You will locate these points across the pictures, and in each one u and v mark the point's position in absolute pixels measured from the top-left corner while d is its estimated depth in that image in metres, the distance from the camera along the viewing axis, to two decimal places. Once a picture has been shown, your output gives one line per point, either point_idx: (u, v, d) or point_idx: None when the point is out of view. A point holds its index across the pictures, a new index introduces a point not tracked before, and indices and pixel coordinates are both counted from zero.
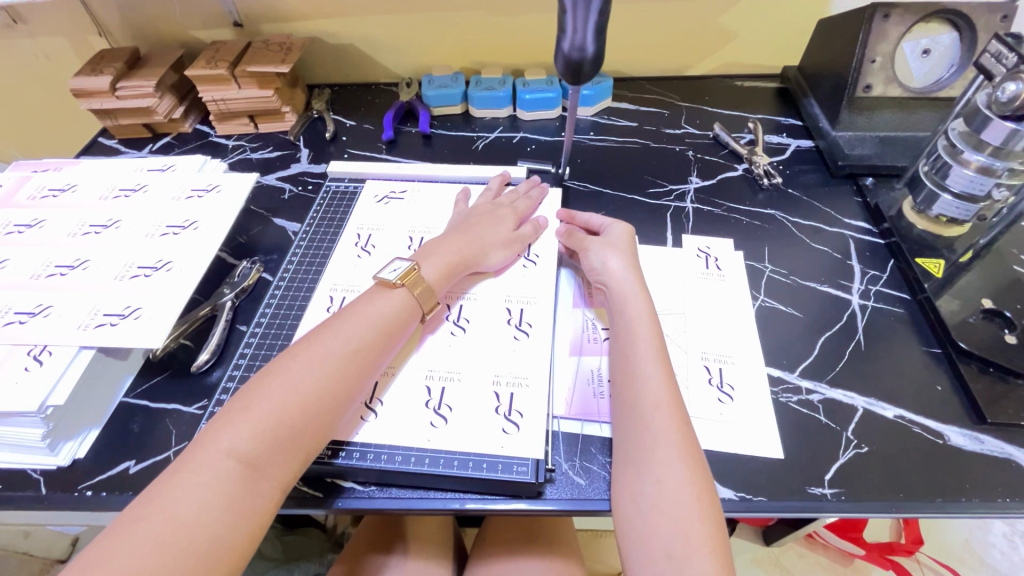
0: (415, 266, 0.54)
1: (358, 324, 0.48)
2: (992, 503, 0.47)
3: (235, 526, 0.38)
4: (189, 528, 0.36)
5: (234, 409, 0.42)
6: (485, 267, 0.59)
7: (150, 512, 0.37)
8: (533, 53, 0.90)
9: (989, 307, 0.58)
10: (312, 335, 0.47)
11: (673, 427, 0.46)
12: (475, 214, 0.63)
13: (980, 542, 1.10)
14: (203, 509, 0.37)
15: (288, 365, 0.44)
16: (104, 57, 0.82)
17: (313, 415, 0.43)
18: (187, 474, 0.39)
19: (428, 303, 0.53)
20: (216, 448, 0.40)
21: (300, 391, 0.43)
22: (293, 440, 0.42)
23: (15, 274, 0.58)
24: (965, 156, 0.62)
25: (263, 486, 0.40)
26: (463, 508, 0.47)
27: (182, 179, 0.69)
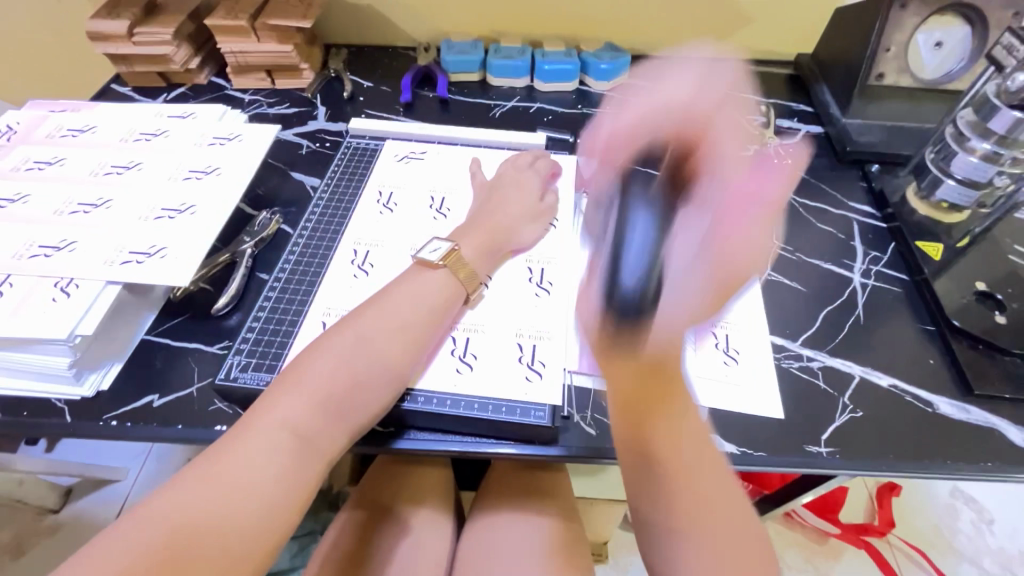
0: (456, 247, 0.55)
1: (401, 303, 0.50)
2: (975, 466, 0.50)
3: (285, 498, 0.40)
4: (242, 497, 0.38)
5: (287, 383, 0.44)
6: (518, 243, 0.61)
7: (199, 485, 0.38)
8: (552, 24, 0.90)
9: (982, 289, 0.61)
10: (357, 311, 0.49)
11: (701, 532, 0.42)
12: (501, 185, 0.65)
13: (947, 527, 1.15)
14: (257, 482, 0.39)
15: (336, 341, 0.47)
16: (121, 2, 0.81)
17: (363, 391, 0.45)
18: (240, 446, 0.40)
19: (469, 285, 0.54)
20: (270, 420, 0.42)
21: (349, 371, 0.45)
22: (344, 419, 0.44)
23: (38, 209, 0.58)
24: (970, 143, 0.65)
25: (312, 460, 0.42)
26: (478, 452, 0.50)
27: (203, 127, 0.69)
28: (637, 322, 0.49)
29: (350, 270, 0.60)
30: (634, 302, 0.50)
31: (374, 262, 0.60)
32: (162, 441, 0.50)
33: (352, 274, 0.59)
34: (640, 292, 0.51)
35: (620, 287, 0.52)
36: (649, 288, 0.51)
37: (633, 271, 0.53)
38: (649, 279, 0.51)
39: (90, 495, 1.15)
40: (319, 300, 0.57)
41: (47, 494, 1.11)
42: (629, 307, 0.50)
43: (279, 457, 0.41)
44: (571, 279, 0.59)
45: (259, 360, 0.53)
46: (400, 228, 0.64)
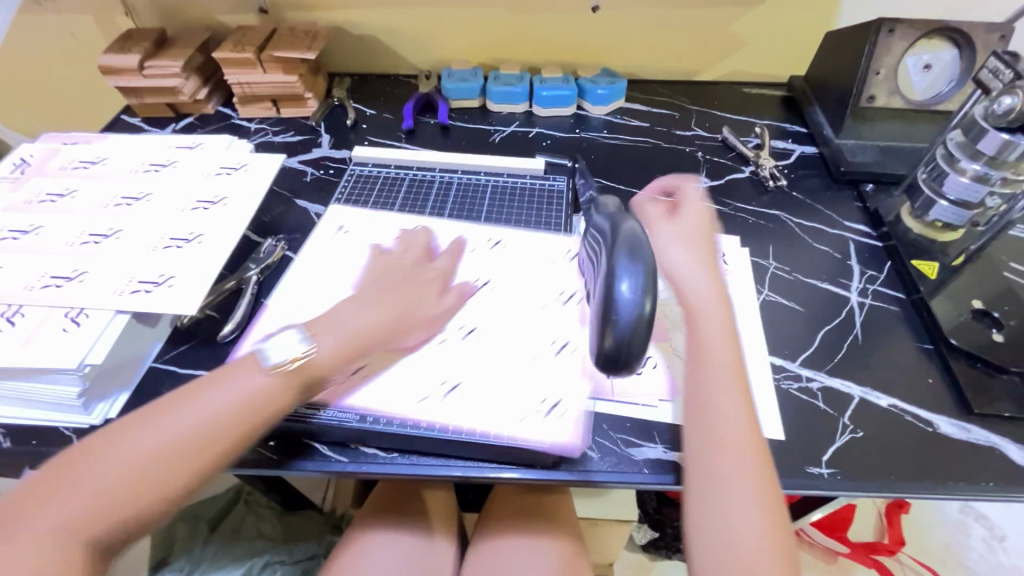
0: (306, 350, 0.48)
1: (359, 322, 0.51)
2: (978, 487, 0.50)
3: (122, 527, 0.40)
4: (75, 530, 0.38)
5: (148, 416, 0.43)
6: (400, 344, 0.54)
7: (37, 512, 0.38)
8: (549, 51, 0.92)
9: (978, 307, 0.62)
10: (316, 324, 0.50)
11: (753, 465, 0.44)
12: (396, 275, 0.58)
13: (959, 545, 1.14)
14: (84, 515, 0.39)
15: (221, 376, 0.46)
16: (132, 37, 0.84)
17: (237, 425, 0.44)
18: (67, 477, 0.39)
19: (310, 385, 0.48)
20: (120, 454, 0.41)
21: (222, 404, 0.44)
22: (219, 449, 0.43)
23: (50, 240, 0.60)
24: (961, 164, 0.66)
25: (146, 501, 0.40)
26: (480, 476, 0.50)
27: (210, 157, 0.71)
28: (628, 352, 0.43)
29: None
30: (629, 324, 0.43)
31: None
32: None
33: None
34: (636, 314, 0.43)
35: (614, 308, 0.43)
36: (647, 307, 0.43)
37: (626, 288, 0.44)
38: (646, 299, 0.43)
39: None
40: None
41: None
42: (623, 330, 0.43)
43: (122, 490, 0.40)
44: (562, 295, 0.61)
45: None
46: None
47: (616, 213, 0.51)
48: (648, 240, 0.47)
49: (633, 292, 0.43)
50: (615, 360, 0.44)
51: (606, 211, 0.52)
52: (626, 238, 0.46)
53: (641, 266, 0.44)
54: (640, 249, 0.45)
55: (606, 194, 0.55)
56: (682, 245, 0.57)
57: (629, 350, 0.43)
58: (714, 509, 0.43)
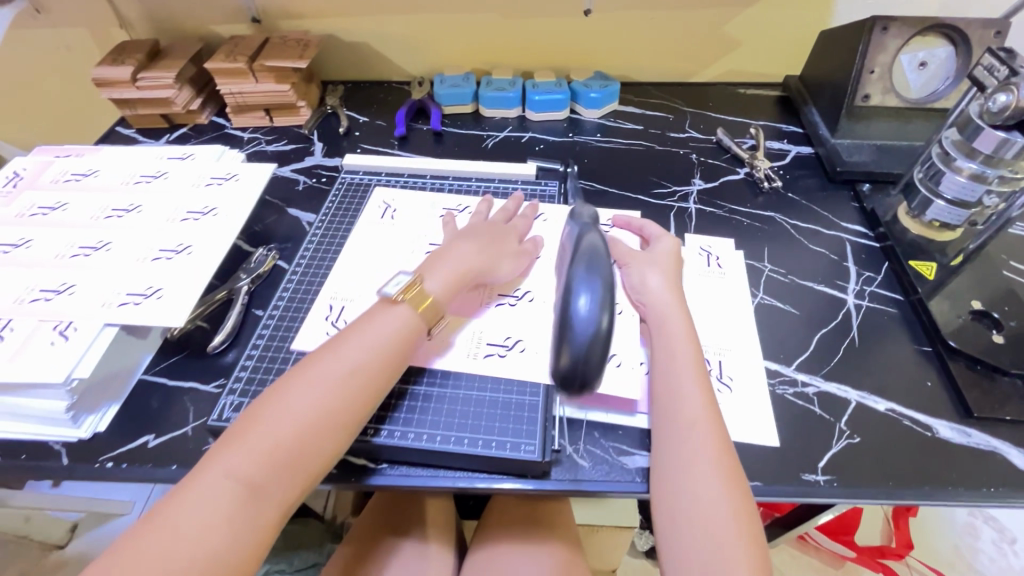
0: (417, 280, 0.52)
1: (460, 261, 0.56)
2: (978, 492, 0.49)
3: (289, 480, 0.42)
4: (251, 483, 0.40)
5: (294, 376, 0.45)
6: (493, 278, 0.59)
7: (214, 466, 0.41)
8: (542, 56, 0.92)
9: (977, 308, 0.61)
10: (427, 266, 0.55)
11: (708, 443, 0.46)
12: (476, 228, 0.61)
13: (968, 547, 1.12)
14: (262, 469, 0.41)
15: (368, 324, 0.49)
16: (125, 49, 0.84)
17: (334, 421, 0.44)
18: (254, 434, 0.42)
19: (431, 318, 0.51)
20: (290, 411, 0.43)
21: (364, 357, 0.47)
22: (360, 403, 0.45)
23: (40, 253, 0.60)
24: (957, 163, 0.65)
25: (267, 504, 0.41)
26: (470, 486, 0.49)
27: (201, 167, 0.71)
28: (585, 371, 0.45)
29: (325, 328, 0.58)
30: (586, 339, 0.45)
31: (349, 318, 0.59)
32: (157, 481, 0.50)
33: (326, 333, 0.58)
34: (593, 329, 0.45)
35: (572, 321, 0.46)
36: (604, 322, 0.46)
37: (584, 302, 0.46)
38: (603, 312, 0.46)
39: (96, 529, 1.15)
40: (296, 355, 0.56)
41: (54, 530, 1.13)
42: (581, 344, 0.45)
43: (285, 443, 0.42)
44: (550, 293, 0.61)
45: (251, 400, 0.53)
46: (379, 280, 0.63)
47: (587, 224, 0.56)
48: (607, 255, 0.51)
49: (591, 305, 0.46)
50: (572, 377, 0.46)
51: (579, 220, 0.56)
52: (585, 252, 0.50)
53: (598, 281, 0.47)
54: (598, 263, 0.49)
55: (581, 204, 0.59)
56: (658, 272, 0.58)
57: (586, 366, 0.45)
58: (679, 483, 0.45)
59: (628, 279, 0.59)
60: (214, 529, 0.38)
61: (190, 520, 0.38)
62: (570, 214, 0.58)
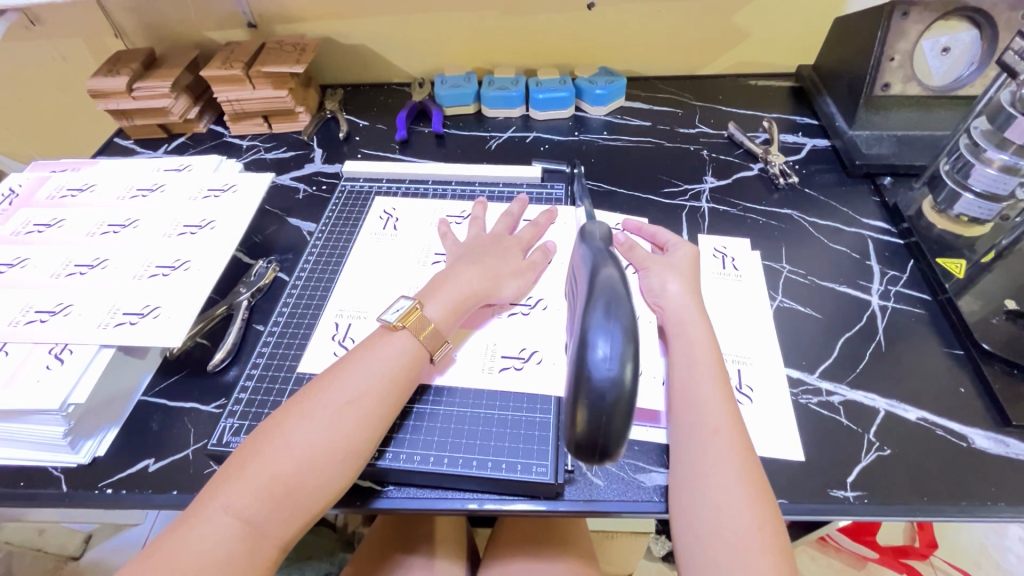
0: (417, 305, 0.51)
1: (463, 282, 0.54)
2: (1019, 508, 0.46)
3: (287, 516, 0.40)
4: (247, 520, 0.39)
5: (294, 406, 0.44)
6: (498, 298, 0.56)
7: (212, 500, 0.40)
8: (545, 53, 0.89)
9: (1012, 308, 0.57)
10: (428, 291, 0.53)
11: (733, 453, 0.44)
12: (480, 246, 0.59)
13: (995, 546, 1.08)
14: (259, 505, 0.39)
15: (370, 353, 0.47)
16: (120, 59, 0.83)
17: (338, 455, 0.42)
18: (251, 467, 0.41)
19: (434, 346, 0.50)
20: (288, 445, 0.42)
21: (364, 387, 0.45)
22: (362, 435, 0.44)
23: (36, 273, 0.59)
24: (987, 154, 0.61)
25: (263, 545, 0.39)
26: (481, 508, 0.47)
27: (198, 179, 0.69)
28: (607, 438, 0.38)
29: (331, 347, 0.56)
30: (608, 400, 0.37)
31: (355, 336, 0.57)
32: (157, 508, 0.49)
33: (333, 352, 0.56)
34: (616, 387, 0.38)
35: (589, 377, 0.38)
36: (627, 377, 0.38)
37: (602, 353, 0.38)
38: (626, 365, 0.38)
39: (109, 540, 1.14)
40: (303, 375, 0.54)
41: (68, 541, 1.12)
42: (601, 406, 0.37)
43: (282, 478, 0.40)
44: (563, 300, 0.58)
45: (252, 422, 0.51)
46: (385, 295, 0.61)
47: (602, 248, 0.48)
48: (627, 288, 0.42)
49: (611, 356, 0.38)
50: (592, 446, 0.38)
51: (593, 243, 0.49)
52: (602, 285, 0.42)
53: (619, 326, 0.39)
54: (619, 303, 0.41)
55: (591, 223, 0.52)
56: (677, 278, 0.55)
57: (608, 432, 0.38)
58: (699, 493, 0.43)
59: (647, 282, 0.56)
60: (210, 566, 0.37)
61: (186, 558, 0.37)
62: (581, 234, 0.51)
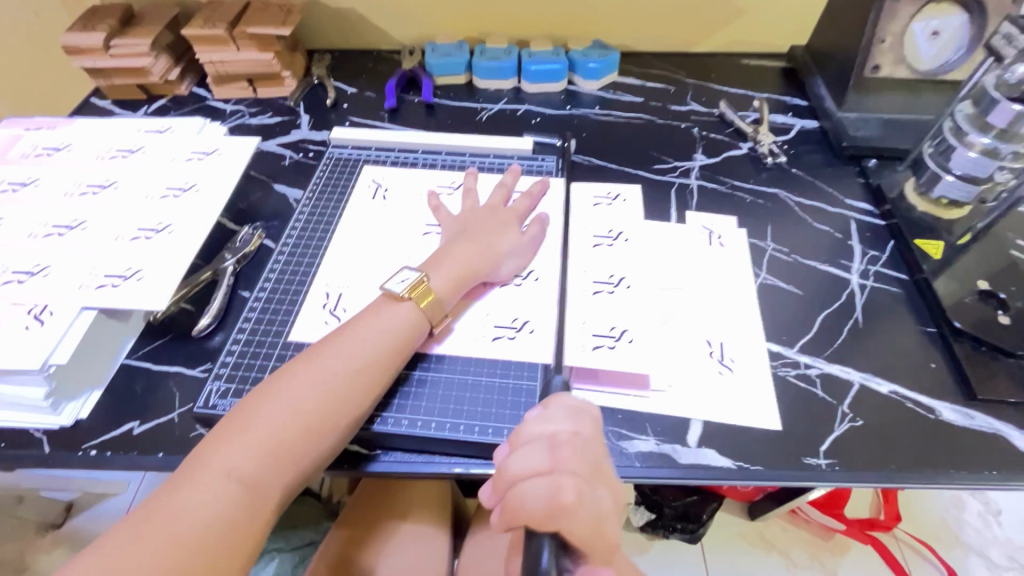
0: (424, 278, 0.51)
1: (465, 256, 0.54)
2: (979, 476, 0.49)
3: (287, 479, 0.41)
4: (249, 482, 0.39)
5: (293, 371, 0.44)
6: (498, 276, 0.57)
7: (212, 462, 0.39)
8: (538, 24, 0.88)
9: (984, 288, 0.60)
10: (430, 263, 0.54)
11: None
12: (477, 219, 0.60)
13: (955, 519, 1.13)
14: (263, 467, 0.40)
15: (371, 320, 0.48)
16: (96, 14, 0.79)
17: (337, 421, 0.43)
18: (251, 430, 0.41)
19: (436, 318, 0.51)
20: (289, 408, 0.42)
21: (368, 353, 0.46)
22: (362, 401, 0.45)
23: (12, 233, 0.57)
24: (969, 137, 0.64)
25: (264, 506, 0.40)
26: (467, 472, 0.48)
27: (181, 141, 0.67)
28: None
29: (323, 317, 0.56)
30: None
31: (347, 306, 0.57)
32: (143, 469, 0.49)
33: (325, 321, 0.56)
34: None
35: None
36: None
37: None
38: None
39: (91, 509, 1.13)
40: (293, 343, 0.54)
41: (48, 509, 1.11)
42: None
43: (287, 440, 0.41)
44: (556, 271, 0.59)
45: (239, 385, 0.51)
46: (378, 265, 0.60)
47: None
48: None
49: None
50: None
51: None
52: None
53: None
54: None
55: None
56: None
57: None
58: None
59: None
60: (213, 525, 0.38)
61: (188, 519, 0.37)
62: None
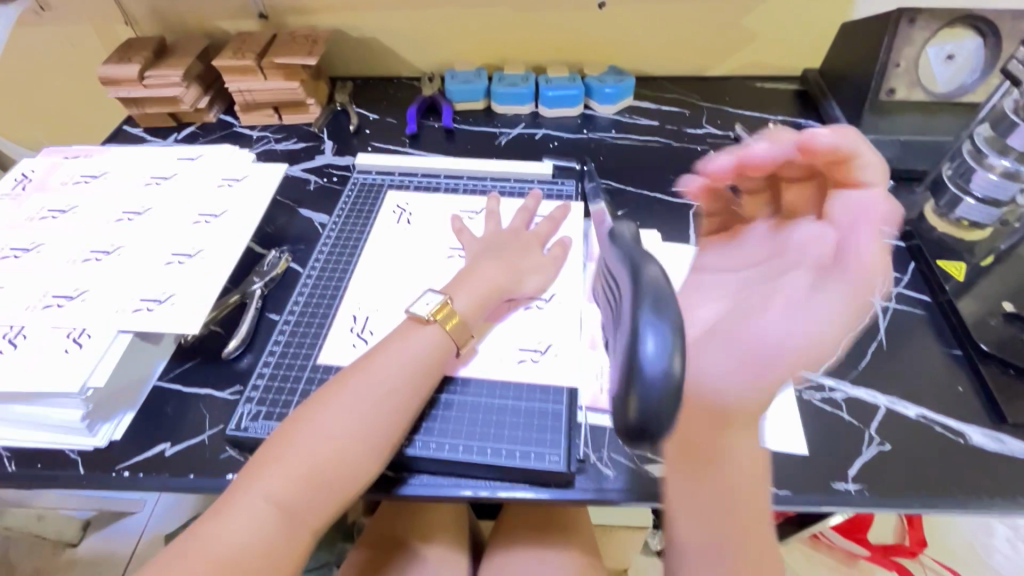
0: (448, 300, 0.52)
1: (489, 277, 0.56)
2: (1013, 502, 0.48)
3: (324, 503, 0.41)
4: (287, 506, 0.40)
5: (329, 394, 0.45)
6: (520, 294, 0.58)
7: (252, 485, 0.40)
8: (555, 50, 0.90)
9: (1009, 310, 0.59)
10: (454, 285, 0.55)
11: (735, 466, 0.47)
12: (500, 242, 0.61)
13: (983, 545, 1.10)
14: (300, 491, 0.41)
15: (400, 343, 0.49)
16: (132, 46, 0.83)
17: (371, 445, 0.43)
18: (289, 454, 0.42)
19: (462, 339, 0.51)
20: (325, 431, 0.43)
21: (399, 378, 0.46)
22: (396, 426, 0.45)
23: (52, 258, 0.59)
24: (988, 160, 0.64)
25: (301, 530, 0.40)
26: (493, 496, 0.48)
27: (212, 168, 0.69)
28: (656, 425, 0.41)
29: (350, 339, 0.57)
30: (659, 390, 0.41)
31: (374, 328, 0.58)
32: (174, 491, 0.50)
33: (352, 343, 0.57)
34: (667, 378, 0.41)
35: (641, 368, 0.41)
36: (676, 367, 0.41)
37: (651, 347, 0.41)
38: (674, 357, 0.41)
39: (107, 527, 1.15)
40: (321, 365, 0.55)
41: (66, 527, 1.11)
42: (651, 396, 0.41)
43: (321, 466, 0.42)
44: (579, 294, 0.60)
45: (269, 408, 0.52)
46: (402, 288, 0.62)
47: (633, 249, 0.51)
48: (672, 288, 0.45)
49: (660, 350, 0.41)
50: (641, 432, 0.42)
51: (624, 245, 0.52)
52: (650, 285, 0.45)
53: (668, 323, 0.42)
54: (666, 304, 0.43)
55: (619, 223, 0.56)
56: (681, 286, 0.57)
57: (656, 419, 0.41)
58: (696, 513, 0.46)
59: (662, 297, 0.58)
60: (252, 551, 0.38)
61: (229, 541, 0.38)
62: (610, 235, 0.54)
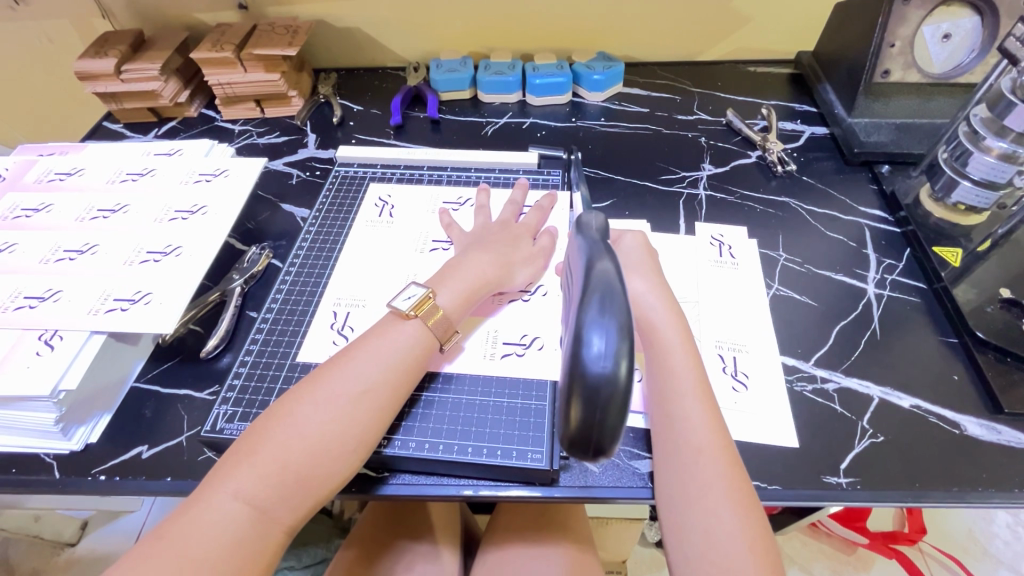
0: (431, 294, 0.50)
1: (476, 269, 0.54)
2: (1009, 494, 0.47)
3: (297, 504, 0.40)
4: (256, 506, 0.39)
5: (304, 392, 0.44)
6: (510, 287, 0.56)
7: (222, 485, 0.39)
8: (542, 37, 0.88)
9: (1006, 296, 0.57)
10: (438, 279, 0.53)
11: (722, 471, 0.43)
12: (488, 233, 0.59)
13: (983, 531, 1.10)
14: (271, 491, 0.39)
15: (376, 341, 0.47)
16: (108, 40, 0.81)
17: (346, 444, 0.42)
18: (260, 453, 0.40)
19: (445, 334, 0.50)
20: (298, 431, 0.41)
21: (374, 376, 0.45)
22: (373, 427, 0.43)
23: (25, 258, 0.58)
24: (986, 142, 0.61)
25: (271, 530, 0.39)
26: (476, 495, 0.47)
27: (189, 163, 0.68)
28: (601, 433, 0.34)
29: (330, 337, 0.56)
30: (602, 397, 0.33)
31: (354, 325, 0.57)
32: (151, 494, 0.49)
33: (332, 342, 0.55)
34: (609, 383, 0.33)
35: (582, 371, 0.34)
36: (622, 372, 0.33)
37: (596, 348, 0.34)
38: (622, 361, 0.33)
39: (107, 526, 1.14)
40: (300, 363, 0.54)
41: (64, 528, 1.11)
42: (593, 404, 0.33)
43: (293, 466, 0.40)
44: None
45: (246, 409, 0.51)
46: (385, 283, 0.60)
47: (598, 241, 0.42)
48: (622, 284, 0.37)
49: (606, 351, 0.33)
50: (585, 442, 0.35)
51: (588, 236, 0.43)
52: (598, 280, 0.37)
53: (615, 322, 0.34)
54: (614, 298, 0.36)
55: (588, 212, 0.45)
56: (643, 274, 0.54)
57: (602, 427, 0.34)
58: (686, 516, 0.42)
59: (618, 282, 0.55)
60: (220, 551, 0.37)
61: (194, 543, 0.37)
62: (576, 225, 0.44)
